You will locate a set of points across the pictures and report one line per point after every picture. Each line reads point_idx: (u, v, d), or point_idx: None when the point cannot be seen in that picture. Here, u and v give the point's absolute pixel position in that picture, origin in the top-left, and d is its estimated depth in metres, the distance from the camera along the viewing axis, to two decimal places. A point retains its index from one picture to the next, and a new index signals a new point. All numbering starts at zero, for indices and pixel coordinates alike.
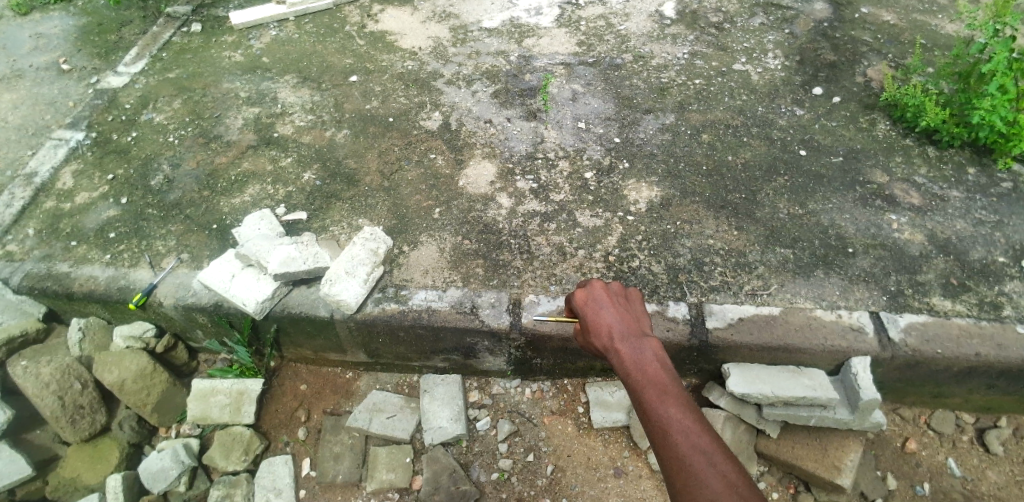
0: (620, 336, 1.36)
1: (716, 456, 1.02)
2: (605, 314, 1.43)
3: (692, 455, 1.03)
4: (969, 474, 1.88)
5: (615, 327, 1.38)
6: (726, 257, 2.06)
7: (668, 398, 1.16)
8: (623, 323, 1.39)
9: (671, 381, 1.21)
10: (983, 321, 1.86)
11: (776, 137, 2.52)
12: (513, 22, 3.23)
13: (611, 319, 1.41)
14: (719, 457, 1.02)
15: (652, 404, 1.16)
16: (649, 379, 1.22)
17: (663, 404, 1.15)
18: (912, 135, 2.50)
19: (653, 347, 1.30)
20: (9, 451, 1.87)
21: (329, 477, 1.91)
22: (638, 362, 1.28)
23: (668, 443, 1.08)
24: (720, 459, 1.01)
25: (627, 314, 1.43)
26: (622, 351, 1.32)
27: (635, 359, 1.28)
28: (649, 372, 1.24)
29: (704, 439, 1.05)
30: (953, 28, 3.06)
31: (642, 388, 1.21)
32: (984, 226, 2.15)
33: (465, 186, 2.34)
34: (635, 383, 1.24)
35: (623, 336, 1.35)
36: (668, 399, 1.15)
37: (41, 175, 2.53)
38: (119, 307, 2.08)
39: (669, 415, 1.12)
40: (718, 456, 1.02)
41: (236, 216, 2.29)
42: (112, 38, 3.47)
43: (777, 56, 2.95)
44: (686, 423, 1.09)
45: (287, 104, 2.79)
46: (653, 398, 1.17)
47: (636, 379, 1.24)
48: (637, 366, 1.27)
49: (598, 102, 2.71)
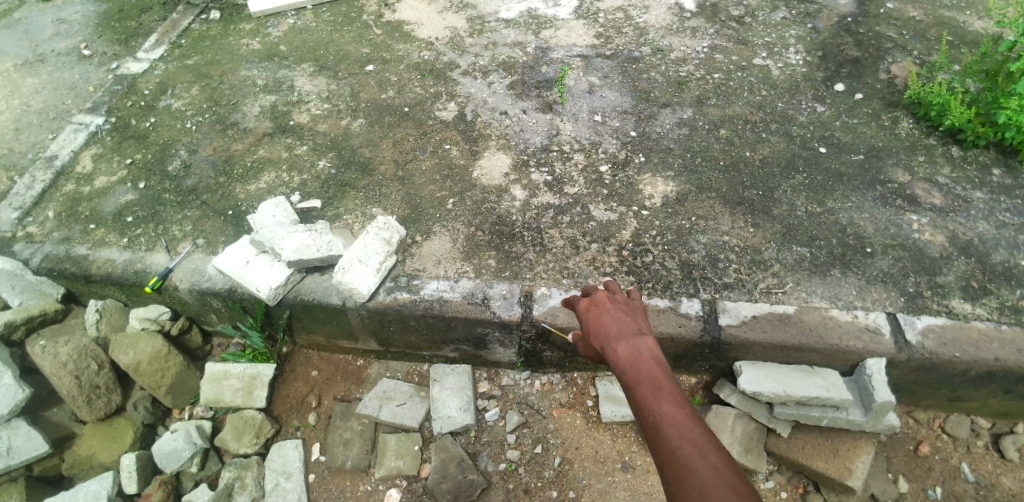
0: (617, 331, 1.34)
1: (706, 447, 1.00)
2: (603, 314, 1.42)
3: (683, 446, 1.01)
4: (983, 479, 1.86)
5: (613, 324, 1.37)
6: (741, 254, 2.04)
7: (659, 391, 1.14)
8: (619, 320, 1.38)
9: (664, 374, 1.19)
10: (1004, 325, 1.82)
11: (795, 133, 2.48)
12: (531, 13, 3.21)
13: (608, 318, 1.40)
14: (711, 450, 1.00)
15: (645, 398, 1.14)
16: (642, 372, 1.21)
17: (656, 398, 1.13)
18: (935, 134, 2.45)
19: (649, 342, 1.29)
20: (28, 428, 1.90)
21: (338, 462, 1.93)
22: (630, 355, 1.26)
23: (659, 436, 1.05)
24: (710, 449, 0.99)
25: (625, 312, 1.42)
26: (618, 347, 1.31)
27: (628, 352, 1.27)
28: (642, 365, 1.23)
29: (696, 431, 1.03)
30: (981, 25, 2.98)
31: (635, 381, 1.20)
32: (1008, 229, 2.10)
33: (479, 177, 2.33)
34: (628, 377, 1.22)
35: (617, 331, 1.34)
36: (661, 392, 1.14)
37: (61, 159, 2.57)
38: (135, 290, 2.11)
39: (661, 409, 1.10)
40: (709, 448, 1.00)
41: (251, 202, 2.31)
42: (132, 24, 3.49)
43: (798, 51, 2.90)
44: (679, 416, 1.07)
45: (303, 92, 2.80)
46: (646, 391, 1.16)
47: (628, 371, 1.22)
48: (631, 360, 1.26)
49: (614, 95, 2.69)
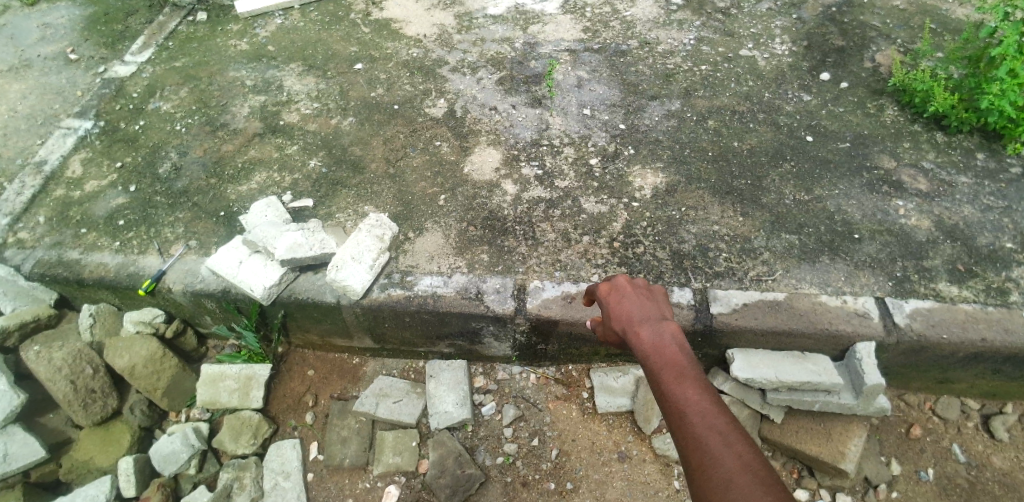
0: (641, 321, 1.35)
1: (732, 437, 0.99)
2: (626, 303, 1.43)
3: (709, 434, 1.00)
4: (973, 460, 1.89)
5: (636, 314, 1.38)
6: (731, 242, 2.06)
7: (685, 381, 1.14)
8: (643, 310, 1.39)
9: (688, 363, 1.20)
10: (990, 306, 1.85)
11: (783, 123, 2.50)
12: (519, 9, 3.22)
13: (632, 308, 1.41)
14: (735, 438, 0.99)
15: (668, 386, 1.15)
16: (666, 361, 1.21)
17: (680, 386, 1.13)
18: (920, 121, 2.48)
19: (673, 332, 1.29)
20: (24, 433, 1.89)
21: (336, 460, 1.94)
22: (656, 346, 1.27)
23: (684, 424, 1.05)
24: (736, 439, 0.98)
25: (650, 303, 1.42)
26: (642, 336, 1.31)
27: (654, 342, 1.27)
28: (665, 354, 1.23)
29: (720, 420, 1.03)
30: (963, 12, 3.01)
31: (660, 370, 1.20)
32: (993, 212, 2.13)
33: (470, 172, 2.34)
34: (652, 366, 1.23)
35: (644, 323, 1.35)
36: (685, 381, 1.14)
37: (50, 164, 2.56)
38: (129, 293, 2.11)
39: (685, 396, 1.10)
40: (734, 437, 0.99)
41: (243, 203, 2.31)
42: (118, 28, 3.47)
43: (784, 41, 2.92)
44: (703, 404, 1.07)
45: (293, 92, 2.80)
46: (670, 379, 1.16)
47: (654, 361, 1.23)
48: (655, 349, 1.26)
49: (603, 88, 2.70)
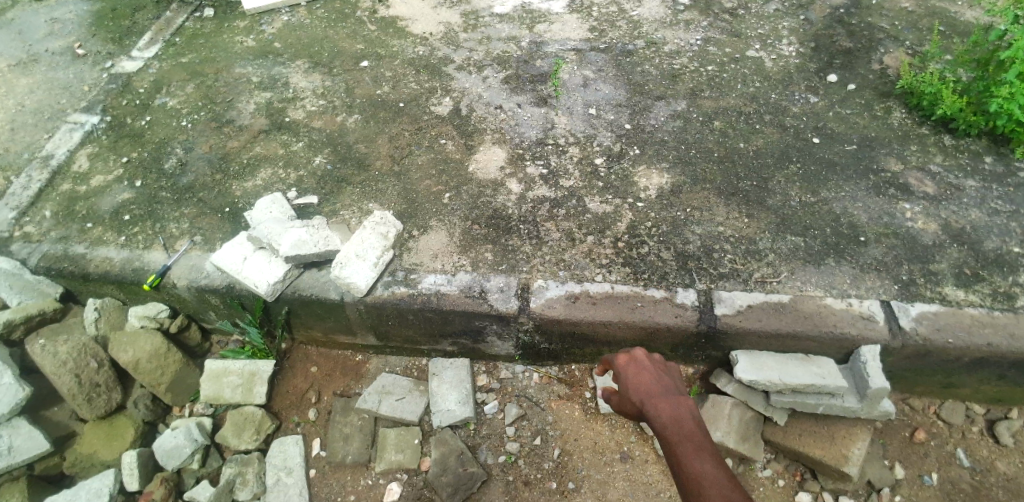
0: (660, 396, 1.34)
1: None
2: (645, 376, 1.41)
3: None
4: (977, 465, 1.88)
5: (655, 388, 1.37)
6: (736, 244, 2.05)
7: (706, 465, 1.13)
8: (662, 386, 1.38)
9: (708, 446, 1.18)
10: (996, 311, 1.84)
11: (789, 124, 2.49)
12: (525, 8, 3.21)
13: (651, 381, 1.39)
14: None
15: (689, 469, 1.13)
16: (685, 440, 1.20)
17: (702, 469, 1.12)
18: (928, 123, 2.47)
19: (693, 411, 1.28)
20: (29, 426, 1.90)
21: (338, 457, 1.95)
22: (676, 423, 1.25)
23: None
24: None
25: (668, 380, 1.41)
26: (660, 410, 1.30)
27: (674, 419, 1.26)
28: (684, 432, 1.22)
29: None
30: (973, 14, 2.99)
31: (679, 450, 1.19)
32: (1000, 216, 2.12)
33: (475, 171, 2.34)
34: (671, 443, 1.21)
35: (663, 397, 1.34)
36: (706, 464, 1.13)
37: (57, 158, 2.57)
38: (134, 287, 2.11)
39: (710, 484, 1.08)
40: None
41: (248, 199, 2.31)
42: (125, 23, 3.48)
43: (791, 42, 2.91)
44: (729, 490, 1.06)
45: (298, 89, 2.80)
46: (690, 460, 1.15)
47: (673, 439, 1.21)
48: (674, 425, 1.25)
49: (609, 88, 2.70)
